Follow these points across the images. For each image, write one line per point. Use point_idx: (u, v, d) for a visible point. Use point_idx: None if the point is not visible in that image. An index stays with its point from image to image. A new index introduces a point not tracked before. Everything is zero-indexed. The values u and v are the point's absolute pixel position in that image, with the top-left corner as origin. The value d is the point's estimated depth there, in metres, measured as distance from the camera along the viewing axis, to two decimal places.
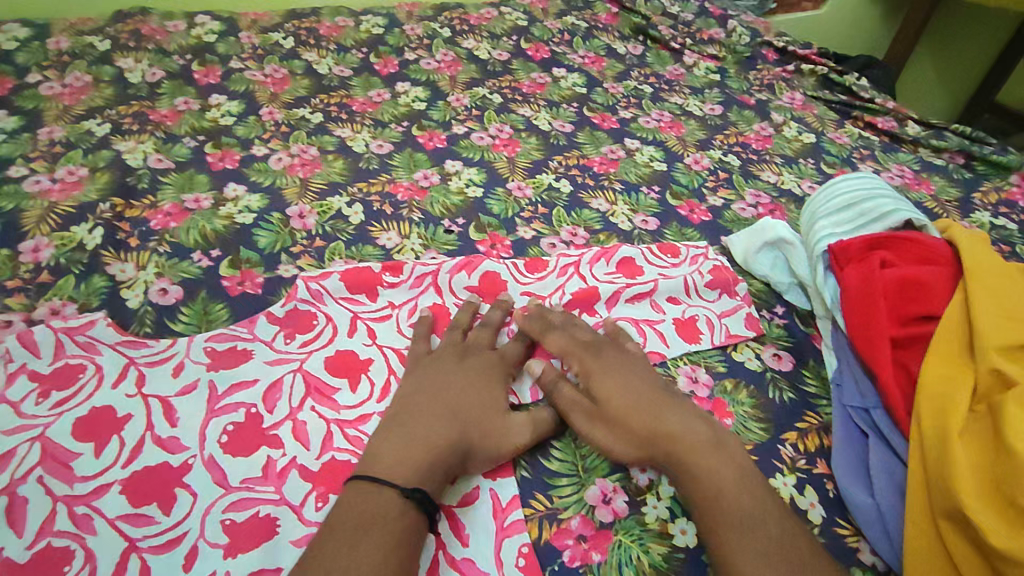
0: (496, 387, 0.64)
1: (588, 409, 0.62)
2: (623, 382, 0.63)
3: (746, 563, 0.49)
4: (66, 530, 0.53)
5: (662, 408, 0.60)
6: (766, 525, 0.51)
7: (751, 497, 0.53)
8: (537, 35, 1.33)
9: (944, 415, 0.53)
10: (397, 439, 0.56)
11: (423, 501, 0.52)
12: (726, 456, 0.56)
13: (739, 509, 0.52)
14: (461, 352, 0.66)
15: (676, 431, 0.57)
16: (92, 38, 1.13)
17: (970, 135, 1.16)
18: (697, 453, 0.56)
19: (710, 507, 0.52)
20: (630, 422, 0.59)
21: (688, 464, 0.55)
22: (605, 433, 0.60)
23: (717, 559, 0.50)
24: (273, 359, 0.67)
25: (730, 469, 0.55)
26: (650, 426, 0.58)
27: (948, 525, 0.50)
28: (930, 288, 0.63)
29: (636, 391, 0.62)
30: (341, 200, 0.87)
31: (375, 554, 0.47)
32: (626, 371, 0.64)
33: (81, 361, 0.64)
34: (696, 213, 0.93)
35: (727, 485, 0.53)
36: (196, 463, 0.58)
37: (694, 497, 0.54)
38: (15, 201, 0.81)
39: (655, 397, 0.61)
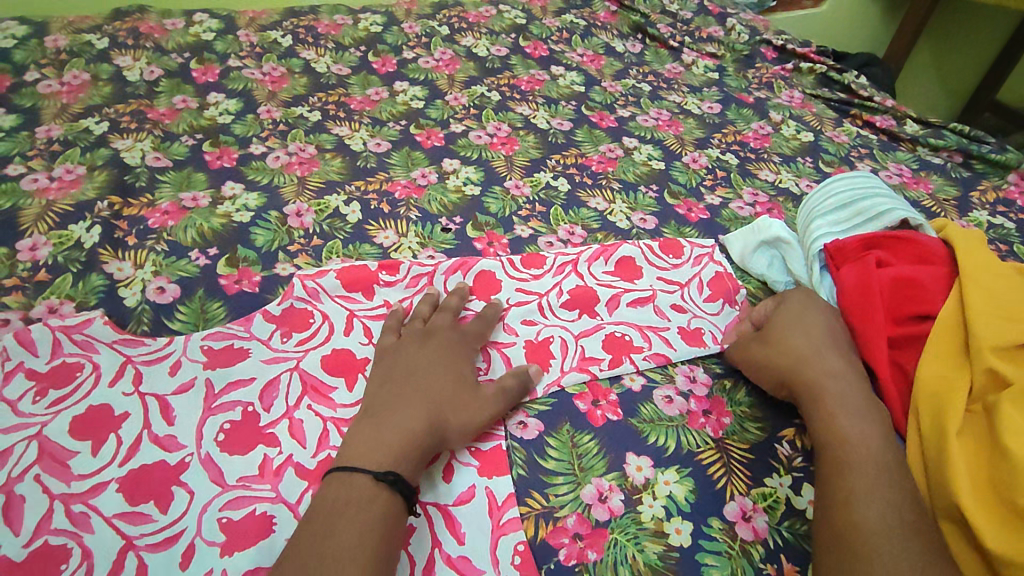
0: (461, 362, 0.65)
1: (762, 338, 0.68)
2: (802, 321, 0.67)
3: (865, 502, 0.50)
4: (63, 528, 0.54)
5: (827, 349, 0.63)
6: (898, 474, 0.52)
7: (892, 451, 0.54)
8: (536, 33, 1.33)
9: (940, 416, 0.53)
10: (368, 427, 0.57)
11: (395, 482, 0.52)
12: (874, 412, 0.57)
13: (874, 458, 0.53)
14: (424, 335, 0.67)
15: (833, 371, 0.61)
16: (90, 36, 1.13)
17: (969, 134, 1.16)
18: (845, 398, 0.58)
19: (842, 450, 0.54)
20: (791, 351, 0.64)
21: (834, 406, 0.58)
22: (765, 355, 0.66)
23: (832, 497, 0.52)
24: (269, 358, 0.67)
25: (874, 419, 0.56)
26: (808, 359, 0.62)
27: (951, 525, 0.51)
28: (925, 288, 0.63)
29: (812, 330, 0.65)
30: (339, 199, 0.87)
31: (347, 541, 0.47)
32: (814, 312, 0.67)
33: (78, 360, 0.65)
34: (694, 212, 0.93)
35: (867, 434, 0.55)
36: (193, 461, 0.59)
37: (828, 440, 0.56)
38: (13, 199, 0.81)
39: (823, 337, 0.64)
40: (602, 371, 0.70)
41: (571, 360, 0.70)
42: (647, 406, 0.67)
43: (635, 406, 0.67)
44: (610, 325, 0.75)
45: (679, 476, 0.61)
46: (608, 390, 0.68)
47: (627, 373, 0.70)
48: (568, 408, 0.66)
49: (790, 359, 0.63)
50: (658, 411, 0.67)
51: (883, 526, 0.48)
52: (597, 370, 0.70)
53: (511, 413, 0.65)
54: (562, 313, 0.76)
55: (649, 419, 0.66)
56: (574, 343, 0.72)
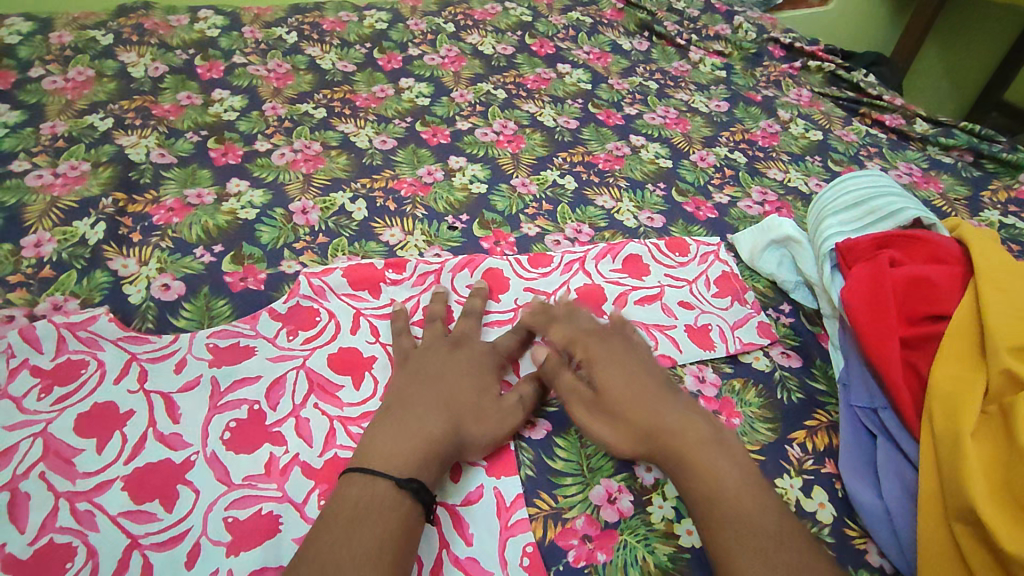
0: (489, 376, 0.64)
1: (587, 398, 0.62)
2: (619, 370, 0.62)
3: (744, 561, 0.47)
4: (68, 526, 0.53)
5: (658, 399, 0.59)
6: (764, 518, 0.50)
7: (747, 490, 0.51)
8: (542, 30, 1.32)
9: (955, 416, 0.53)
10: (392, 430, 0.56)
11: (418, 491, 0.51)
12: (723, 450, 0.55)
13: (737, 508, 0.50)
14: (453, 344, 0.66)
15: (672, 423, 0.57)
16: (95, 32, 1.13)
17: (979, 133, 1.15)
18: (693, 446, 0.55)
19: (708, 506, 0.51)
20: (626, 409, 0.59)
21: (687, 457, 0.54)
22: (601, 418, 0.60)
23: (717, 560, 0.49)
24: (275, 356, 0.67)
25: (726, 461, 0.54)
26: (645, 416, 0.58)
27: (962, 526, 0.49)
28: (940, 288, 0.62)
29: (633, 381, 0.61)
30: (345, 196, 0.87)
31: (370, 547, 0.47)
32: (624, 358, 0.64)
33: (83, 357, 0.64)
34: (702, 210, 0.93)
35: (725, 479, 0.52)
36: (198, 460, 0.58)
37: (693, 498, 0.52)
38: (18, 195, 0.81)
39: (646, 391, 0.61)
40: None
41: None
42: None
43: None
44: None
45: None
46: None
47: None
48: None
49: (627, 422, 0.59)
50: None
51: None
52: None
53: None
54: None
55: None
56: None
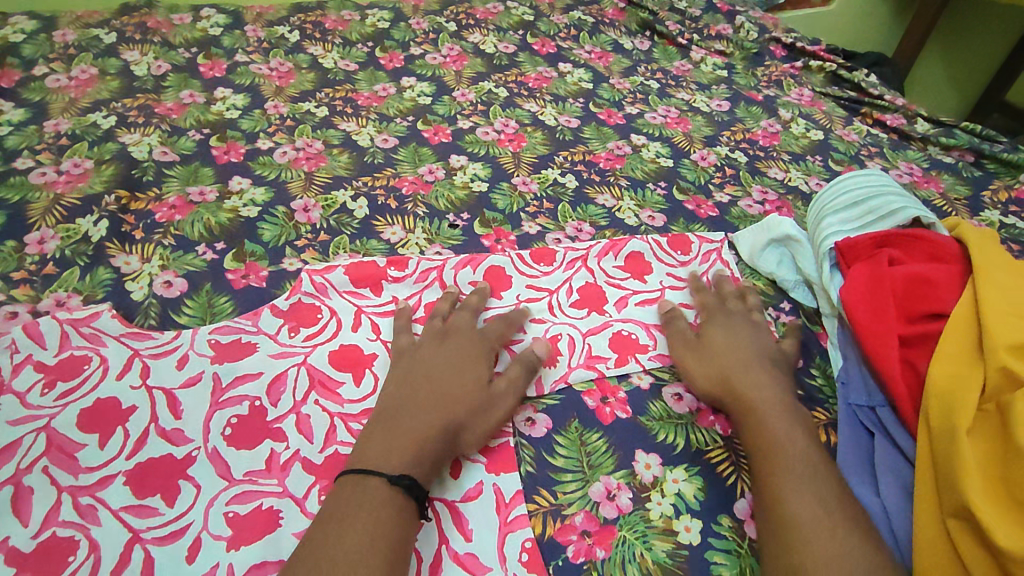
0: (478, 363, 0.64)
1: (690, 349, 0.69)
2: (729, 334, 0.69)
3: (796, 497, 0.51)
4: (71, 520, 0.54)
5: (747, 359, 0.65)
6: (822, 468, 0.54)
7: (812, 447, 0.56)
8: (544, 30, 1.32)
9: (951, 414, 0.53)
10: (385, 427, 0.57)
11: (411, 487, 0.52)
12: (794, 413, 0.60)
13: (800, 457, 0.55)
14: (439, 338, 0.67)
15: (756, 379, 0.62)
16: (99, 31, 1.13)
17: (981, 133, 1.15)
18: (766, 402, 0.60)
19: (771, 450, 0.56)
20: (718, 361, 0.65)
21: (760, 410, 0.59)
22: (695, 365, 0.67)
23: (765, 497, 0.53)
24: (277, 352, 0.67)
25: (795, 421, 0.59)
26: (732, 369, 0.64)
27: (957, 523, 0.49)
28: (938, 286, 0.62)
29: (737, 342, 0.67)
30: (346, 194, 0.87)
31: (360, 545, 0.47)
32: (744, 326, 0.70)
33: (86, 353, 0.65)
34: (703, 209, 0.93)
35: (792, 434, 0.57)
36: (200, 455, 0.59)
37: (757, 443, 0.57)
38: (22, 192, 0.81)
39: (747, 351, 0.66)
40: (609, 369, 0.69)
41: (577, 357, 0.70)
42: (657, 404, 0.67)
43: (645, 403, 0.67)
44: (618, 323, 0.74)
45: (688, 474, 0.61)
46: (616, 387, 0.68)
47: (635, 372, 0.70)
48: (577, 405, 0.66)
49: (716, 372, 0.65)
50: (668, 409, 0.66)
51: (818, 518, 0.50)
52: (604, 368, 0.69)
53: (519, 409, 0.65)
54: (571, 311, 0.75)
55: (658, 417, 0.65)
56: (582, 341, 0.72)
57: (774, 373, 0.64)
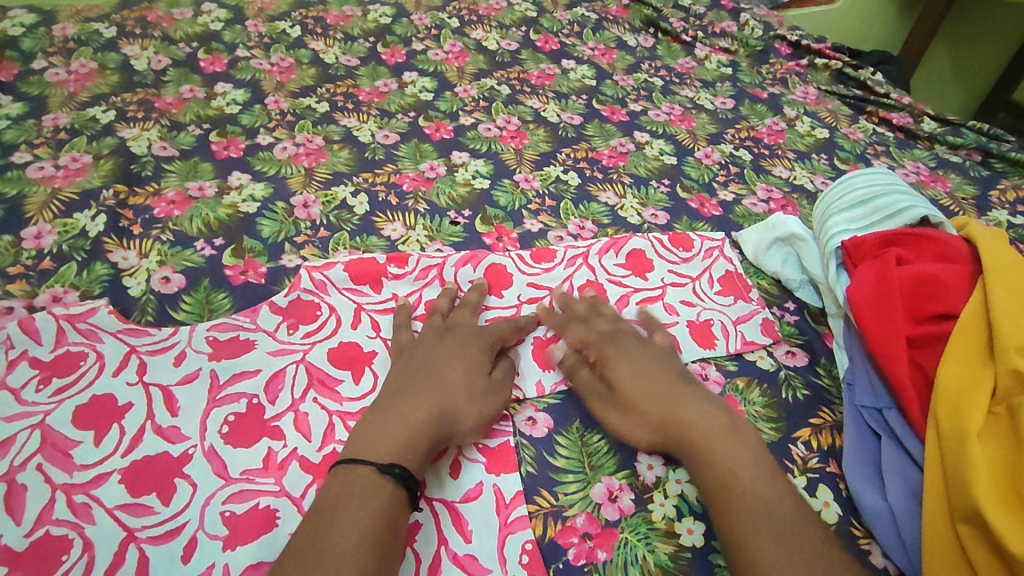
0: (478, 355, 0.64)
1: (604, 393, 0.63)
2: (636, 364, 0.63)
3: (764, 547, 0.48)
4: (65, 518, 0.53)
5: (669, 388, 0.60)
6: (778, 503, 0.51)
7: (764, 483, 0.52)
8: (547, 26, 1.31)
9: (960, 416, 0.52)
10: (381, 417, 0.56)
11: (402, 476, 0.51)
12: (739, 440, 0.56)
13: (755, 498, 0.51)
14: (441, 332, 0.66)
15: (688, 413, 0.58)
16: (98, 25, 1.12)
17: (988, 132, 1.14)
18: (710, 436, 0.56)
19: (724, 495, 0.52)
20: (638, 403, 0.60)
21: (704, 447, 0.55)
22: (616, 413, 0.61)
23: (733, 547, 0.50)
24: (275, 349, 0.66)
25: (742, 452, 0.54)
26: (658, 405, 0.59)
27: (967, 527, 0.48)
28: (947, 287, 0.61)
29: (648, 376, 0.62)
30: (347, 190, 0.86)
31: (348, 539, 0.46)
32: (642, 353, 0.65)
33: (82, 349, 0.64)
34: (707, 207, 0.92)
35: (742, 471, 0.53)
36: (196, 454, 0.58)
37: (710, 487, 0.53)
38: (19, 187, 0.81)
39: (665, 380, 0.61)
40: None
41: None
42: None
43: None
44: None
45: (691, 476, 0.60)
46: None
47: None
48: (577, 404, 0.65)
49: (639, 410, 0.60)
50: None
51: (790, 566, 0.47)
52: None
53: (520, 408, 0.64)
54: None
55: None
56: None
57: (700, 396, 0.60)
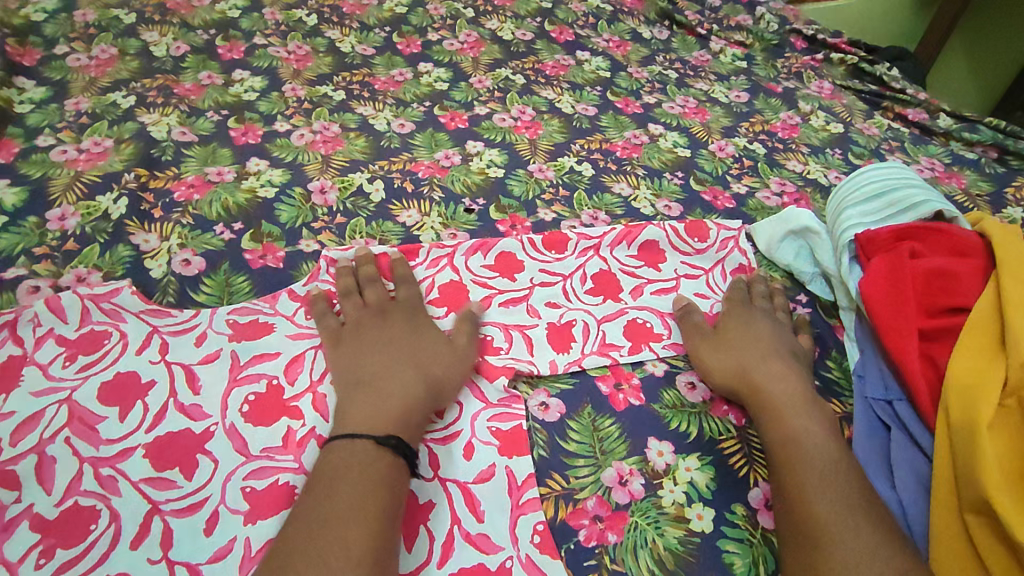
0: (429, 328, 0.67)
1: (709, 342, 0.69)
2: (750, 332, 0.69)
3: (820, 493, 0.53)
4: (92, 490, 0.55)
5: (770, 355, 0.66)
6: (843, 465, 0.55)
7: (835, 445, 0.57)
8: (562, 17, 1.31)
9: (971, 408, 0.52)
10: (368, 398, 0.59)
11: (398, 446, 0.54)
12: (818, 413, 0.60)
13: (821, 457, 0.55)
14: (382, 313, 0.68)
15: (778, 377, 0.63)
16: (118, 11, 1.13)
17: (1005, 129, 1.13)
18: (791, 401, 0.61)
19: (792, 446, 0.57)
20: (738, 356, 0.66)
21: (781, 407, 0.60)
22: (713, 359, 0.67)
23: (787, 496, 0.54)
24: (294, 333, 0.68)
25: (821, 422, 0.59)
26: (755, 366, 0.65)
27: (975, 518, 0.49)
28: (961, 280, 0.61)
29: (759, 344, 0.68)
30: (363, 176, 0.87)
31: (351, 504, 0.49)
32: (764, 325, 0.71)
33: (106, 328, 0.65)
34: (720, 200, 0.92)
35: (821, 435, 0.58)
36: (217, 431, 0.59)
37: (776, 439, 0.58)
38: (44, 169, 0.82)
39: (768, 349, 0.67)
40: (623, 356, 0.69)
41: (591, 343, 0.70)
42: (670, 392, 0.67)
43: (658, 391, 0.67)
44: (633, 311, 0.74)
45: (700, 463, 0.61)
46: (630, 373, 0.68)
47: (649, 360, 0.70)
48: (590, 391, 0.66)
49: (735, 368, 0.65)
50: (681, 397, 0.66)
51: (841, 517, 0.51)
52: (618, 355, 0.69)
53: (532, 393, 0.65)
54: (586, 297, 0.75)
55: (672, 405, 0.66)
56: (597, 327, 0.72)
57: (795, 369, 0.66)
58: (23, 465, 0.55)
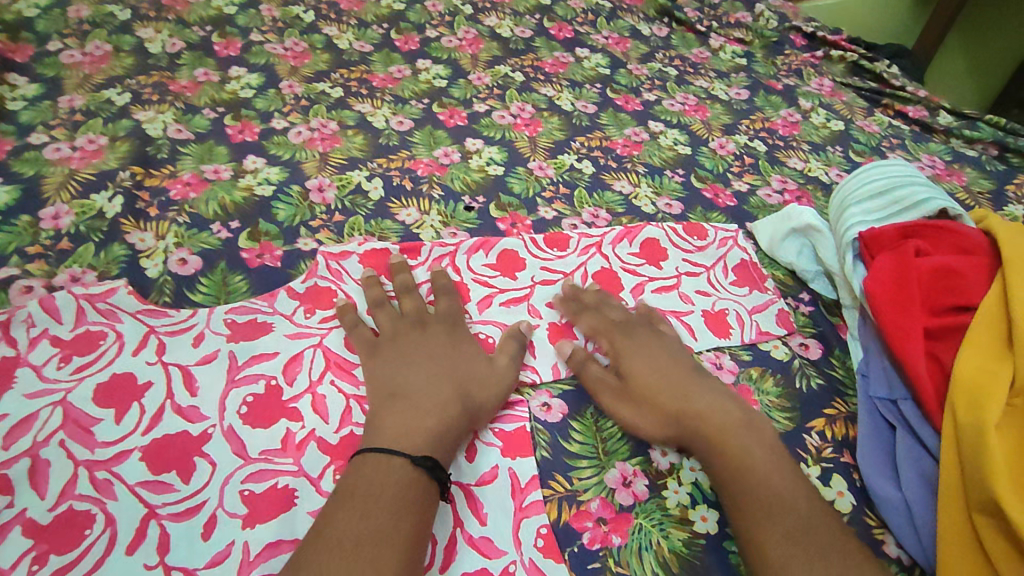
0: (468, 344, 0.65)
1: (614, 386, 0.63)
2: (651, 361, 0.64)
3: (778, 547, 0.50)
4: (88, 494, 0.54)
5: (687, 385, 0.62)
6: (792, 504, 0.52)
7: (779, 478, 0.54)
8: (561, 14, 1.30)
9: (979, 407, 0.52)
10: (404, 411, 0.56)
11: (434, 468, 0.53)
12: (755, 434, 0.58)
13: (767, 490, 0.53)
14: (420, 324, 0.66)
15: (703, 410, 0.59)
16: (112, 7, 1.12)
17: (1005, 127, 1.13)
18: (727, 433, 0.57)
19: (739, 494, 0.53)
20: (656, 397, 0.61)
21: (719, 440, 0.57)
22: (628, 405, 0.62)
23: (748, 548, 0.51)
24: (293, 333, 0.67)
25: (759, 445, 0.57)
26: (677, 403, 0.60)
27: (984, 519, 0.49)
28: (966, 278, 0.61)
29: (666, 374, 0.63)
30: (362, 174, 0.86)
31: (385, 526, 0.48)
32: (655, 348, 0.66)
33: (102, 328, 0.64)
34: (721, 198, 0.92)
35: (762, 472, 0.54)
36: (215, 433, 0.58)
37: (723, 485, 0.55)
38: (37, 167, 0.81)
39: (684, 378, 0.62)
40: None
41: (593, 343, 0.69)
42: None
43: None
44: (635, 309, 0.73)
45: None
46: None
47: None
48: (593, 391, 0.65)
49: (658, 411, 0.60)
50: None
51: (804, 567, 0.48)
52: None
53: (534, 394, 0.64)
54: None
55: None
56: None
57: (712, 392, 0.61)
58: (16, 469, 0.54)
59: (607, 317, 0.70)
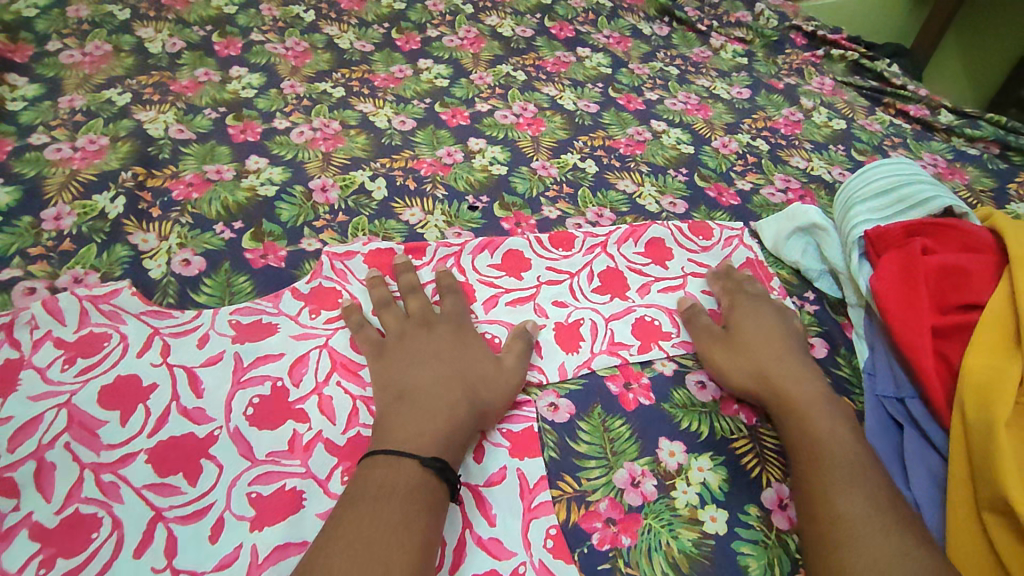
0: (475, 344, 0.64)
1: (720, 343, 0.67)
2: (759, 326, 0.68)
3: (845, 497, 0.52)
4: (94, 497, 0.53)
5: (785, 352, 0.65)
6: (867, 464, 0.54)
7: (858, 443, 0.56)
8: (562, 13, 1.30)
9: (989, 406, 0.52)
10: (411, 414, 0.56)
11: (442, 470, 0.52)
12: (840, 408, 0.60)
13: (847, 455, 0.54)
14: (426, 325, 0.65)
15: (795, 374, 0.62)
16: (112, 7, 1.11)
17: (1007, 126, 1.13)
18: (812, 397, 0.60)
19: (815, 448, 0.56)
20: (755, 358, 0.64)
21: (804, 408, 0.59)
22: (726, 360, 0.66)
23: (813, 500, 0.53)
24: (298, 334, 0.66)
25: (843, 418, 0.59)
26: (770, 364, 0.63)
27: (993, 517, 0.49)
28: (974, 277, 0.61)
29: (770, 339, 0.66)
30: (364, 174, 0.86)
31: (395, 526, 0.48)
32: (769, 316, 0.69)
33: (106, 330, 0.64)
34: (725, 196, 0.92)
35: (842, 434, 0.56)
36: (221, 435, 0.58)
37: (799, 441, 0.57)
38: (38, 167, 0.80)
39: (785, 345, 0.66)
40: (633, 355, 0.68)
41: (600, 343, 0.69)
42: (680, 391, 0.66)
43: (668, 390, 0.66)
44: (641, 308, 0.73)
45: (713, 463, 0.60)
46: (639, 373, 0.67)
47: (658, 360, 0.69)
48: (600, 391, 0.65)
49: (751, 368, 0.64)
50: (691, 397, 0.66)
51: (868, 519, 0.50)
52: (627, 354, 0.68)
53: (542, 394, 0.64)
54: (593, 295, 0.74)
55: (682, 404, 0.65)
56: (604, 325, 0.71)
57: (809, 364, 0.64)
58: (21, 472, 0.54)
59: (737, 286, 0.74)
